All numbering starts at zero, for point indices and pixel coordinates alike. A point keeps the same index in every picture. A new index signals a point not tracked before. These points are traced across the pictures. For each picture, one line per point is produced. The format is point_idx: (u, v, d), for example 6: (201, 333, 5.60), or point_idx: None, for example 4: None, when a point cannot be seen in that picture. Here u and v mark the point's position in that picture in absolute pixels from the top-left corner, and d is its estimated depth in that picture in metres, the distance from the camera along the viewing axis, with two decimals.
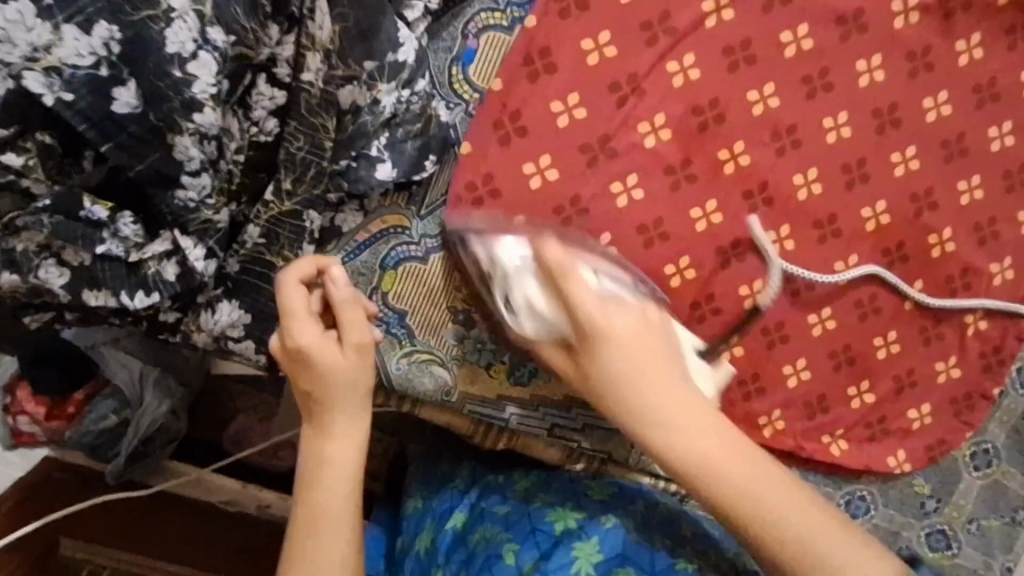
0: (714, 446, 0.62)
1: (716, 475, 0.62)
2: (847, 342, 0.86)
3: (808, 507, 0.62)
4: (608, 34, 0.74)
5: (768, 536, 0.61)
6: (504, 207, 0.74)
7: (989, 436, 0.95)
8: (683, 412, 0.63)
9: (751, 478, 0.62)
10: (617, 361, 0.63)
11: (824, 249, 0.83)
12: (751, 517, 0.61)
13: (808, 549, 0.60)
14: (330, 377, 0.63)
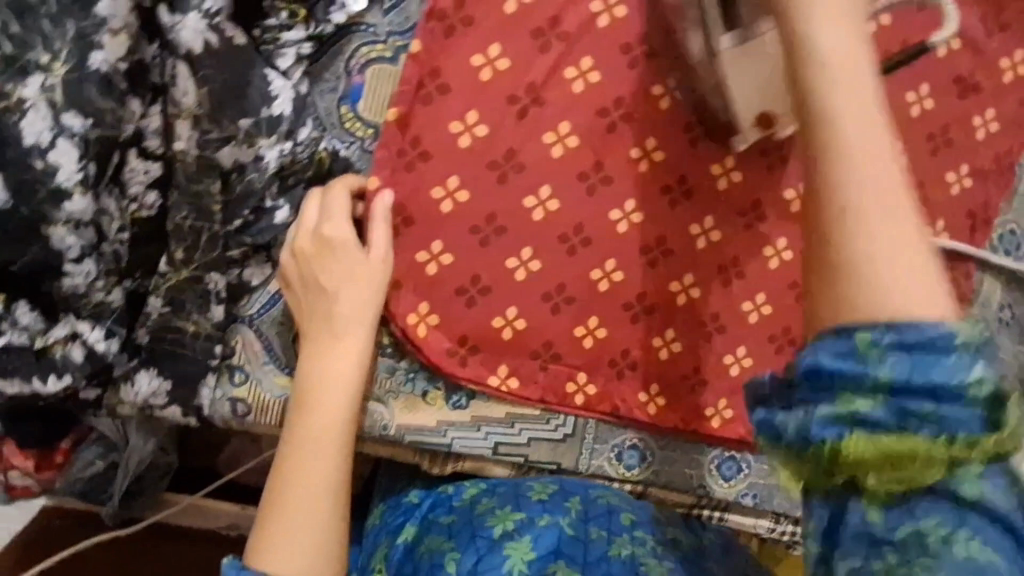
0: (862, 151, 0.41)
1: (838, 127, 0.41)
2: (786, 325, 0.85)
3: (919, 272, 0.40)
4: (498, 47, 0.70)
5: (829, 213, 0.41)
6: (416, 236, 0.73)
7: None
8: (837, 60, 0.41)
9: (860, 184, 0.41)
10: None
11: (753, 235, 0.81)
12: (829, 154, 0.41)
13: (863, 218, 0.40)
14: (356, 279, 0.64)
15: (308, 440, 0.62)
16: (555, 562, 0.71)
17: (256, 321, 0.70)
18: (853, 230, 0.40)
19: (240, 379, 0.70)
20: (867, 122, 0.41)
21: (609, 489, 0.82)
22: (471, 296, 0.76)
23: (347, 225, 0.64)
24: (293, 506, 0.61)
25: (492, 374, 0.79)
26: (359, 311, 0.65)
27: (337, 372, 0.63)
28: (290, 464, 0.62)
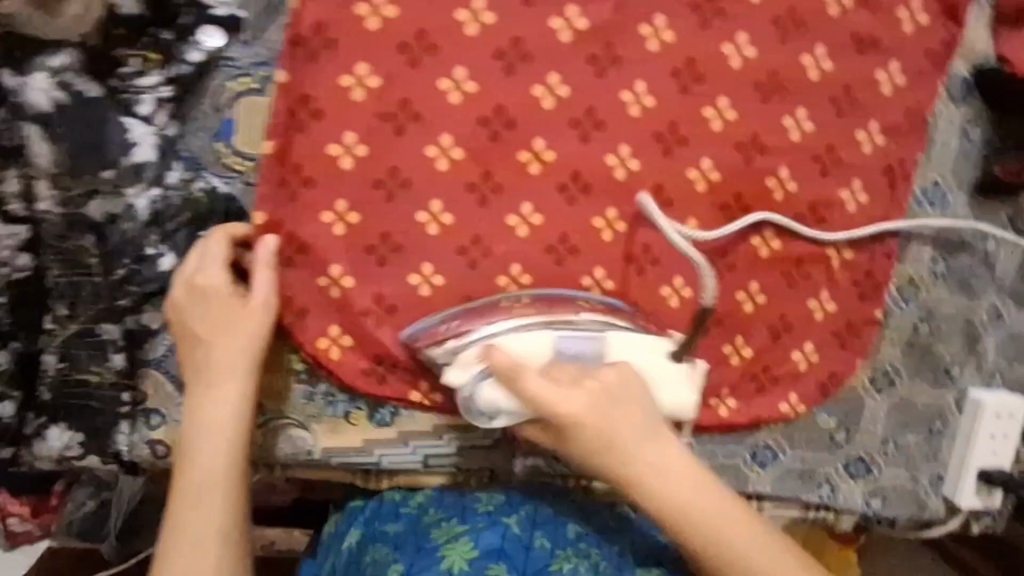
0: (737, 554, 0.65)
1: (662, 497, 0.65)
2: (711, 304, 0.86)
3: (791, 566, 0.65)
4: (367, 66, 0.70)
5: (710, 551, 0.65)
6: (313, 264, 0.73)
7: (886, 357, 0.94)
8: (668, 476, 0.65)
9: (714, 531, 0.65)
10: (588, 415, 0.66)
11: (660, 221, 0.81)
12: (713, 557, 0.65)
13: (737, 560, 0.65)
14: (232, 325, 0.67)
15: (197, 481, 0.65)
16: (497, 564, 0.70)
17: (163, 364, 0.70)
18: (719, 557, 0.65)
19: (157, 421, 0.70)
20: (681, 466, 0.66)
21: (556, 495, 0.83)
22: (378, 315, 0.77)
23: (220, 274, 0.68)
24: (188, 546, 0.63)
25: (413, 389, 0.79)
26: (239, 356, 0.67)
27: (225, 410, 0.66)
28: (182, 509, 0.64)
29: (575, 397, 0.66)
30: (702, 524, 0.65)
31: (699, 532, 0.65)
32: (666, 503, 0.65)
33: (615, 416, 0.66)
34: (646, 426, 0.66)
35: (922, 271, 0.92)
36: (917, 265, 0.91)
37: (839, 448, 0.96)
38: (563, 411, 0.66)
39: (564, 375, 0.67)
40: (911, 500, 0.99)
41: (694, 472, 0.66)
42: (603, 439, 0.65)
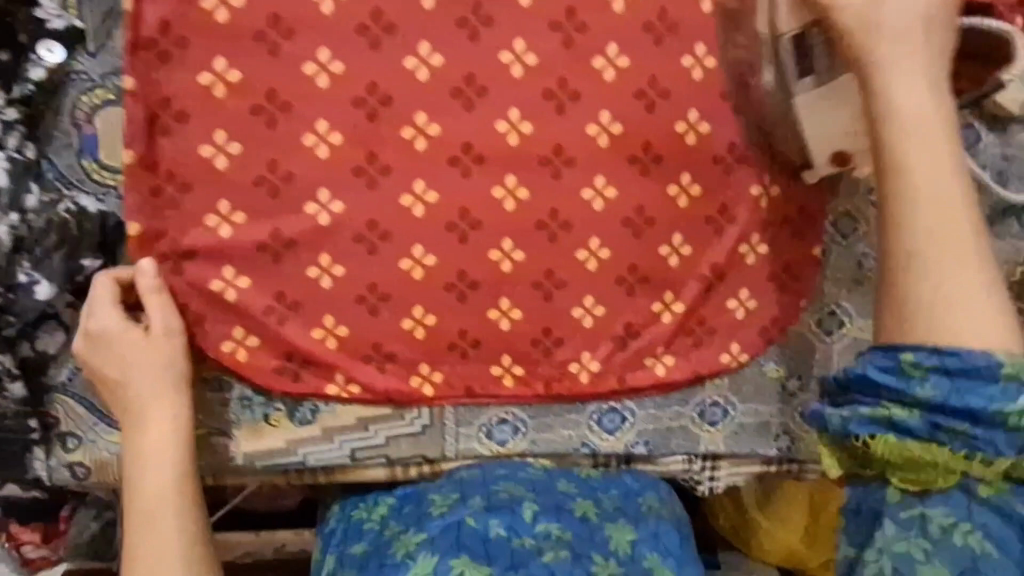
0: (940, 243, 0.57)
1: (903, 193, 0.58)
2: (632, 263, 0.82)
3: (959, 272, 0.57)
4: (224, 60, 0.68)
5: (920, 242, 0.57)
6: (206, 268, 0.73)
7: (831, 298, 0.89)
8: (895, 32, 0.59)
9: (937, 237, 0.57)
10: (897, 92, 0.59)
11: (563, 182, 0.78)
12: (897, 207, 0.58)
13: (916, 254, 0.57)
14: (137, 359, 0.69)
15: (148, 506, 0.68)
16: (458, 557, 0.73)
17: (70, 386, 0.73)
18: (914, 243, 0.58)
19: (73, 445, 0.73)
20: (942, 170, 0.58)
21: (510, 469, 0.83)
22: (282, 313, 0.75)
23: (113, 317, 0.69)
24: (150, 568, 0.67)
25: (330, 382, 0.78)
26: (153, 386, 0.70)
27: (155, 436, 0.69)
28: (138, 530, 0.68)
29: (895, 13, 0.59)
30: (911, 186, 0.58)
31: (893, 190, 0.59)
32: (915, 189, 0.58)
33: (904, 11, 0.59)
34: (931, 95, 0.59)
35: (859, 203, 0.86)
36: (853, 196, 0.86)
37: (793, 396, 0.92)
38: (873, 15, 0.60)
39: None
40: None
41: (941, 111, 0.59)
42: (908, 27, 0.59)
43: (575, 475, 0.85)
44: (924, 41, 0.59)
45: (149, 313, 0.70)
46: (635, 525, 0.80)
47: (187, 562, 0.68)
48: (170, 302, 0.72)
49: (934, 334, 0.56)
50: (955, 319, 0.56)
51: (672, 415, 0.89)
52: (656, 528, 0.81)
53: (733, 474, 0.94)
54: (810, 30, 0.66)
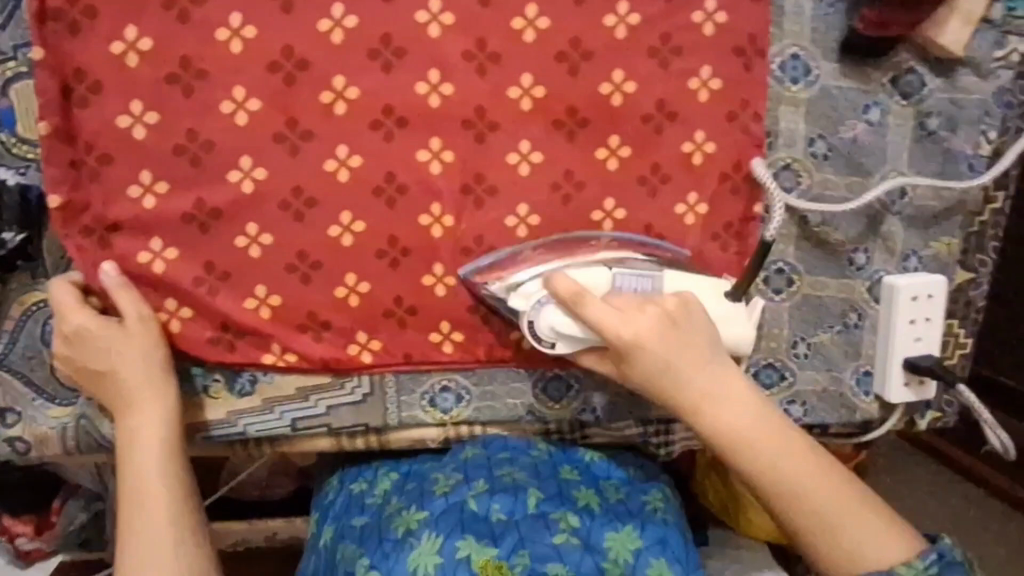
0: (790, 458, 0.70)
1: (748, 447, 0.70)
2: (568, 228, 0.81)
3: (813, 478, 0.70)
4: (135, 29, 0.69)
5: (775, 493, 0.70)
6: (129, 240, 0.73)
7: (778, 254, 0.88)
8: (676, 352, 0.71)
9: (785, 465, 0.70)
10: (698, 380, 0.71)
11: (490, 145, 0.77)
12: (765, 478, 0.71)
13: (828, 522, 0.70)
14: (116, 352, 0.72)
15: (142, 509, 0.71)
16: (464, 538, 0.75)
17: (7, 362, 0.74)
18: (799, 511, 0.70)
19: (13, 420, 0.75)
20: (761, 424, 0.71)
21: (513, 447, 0.85)
22: (212, 284, 0.76)
23: (84, 315, 0.72)
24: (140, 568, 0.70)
25: (266, 352, 0.79)
26: (138, 375, 0.72)
27: (150, 425, 0.73)
28: (134, 514, 0.71)
29: (643, 322, 0.71)
30: (761, 455, 0.70)
31: (794, 513, 0.70)
32: (744, 437, 0.70)
33: (670, 340, 0.71)
34: (756, 417, 0.71)
35: (800, 155, 0.84)
36: (792, 149, 0.84)
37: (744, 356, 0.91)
38: (628, 334, 0.71)
39: (628, 303, 0.73)
40: (838, 404, 0.93)
41: (732, 387, 0.71)
42: (663, 337, 0.71)
43: (580, 461, 0.87)
44: (665, 331, 0.71)
45: (121, 307, 0.73)
46: (641, 527, 0.80)
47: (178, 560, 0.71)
48: (142, 301, 0.74)
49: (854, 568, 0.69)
50: (857, 537, 0.69)
51: (620, 380, 0.88)
52: (663, 532, 0.80)
53: (688, 438, 0.92)
54: (627, 370, 0.73)
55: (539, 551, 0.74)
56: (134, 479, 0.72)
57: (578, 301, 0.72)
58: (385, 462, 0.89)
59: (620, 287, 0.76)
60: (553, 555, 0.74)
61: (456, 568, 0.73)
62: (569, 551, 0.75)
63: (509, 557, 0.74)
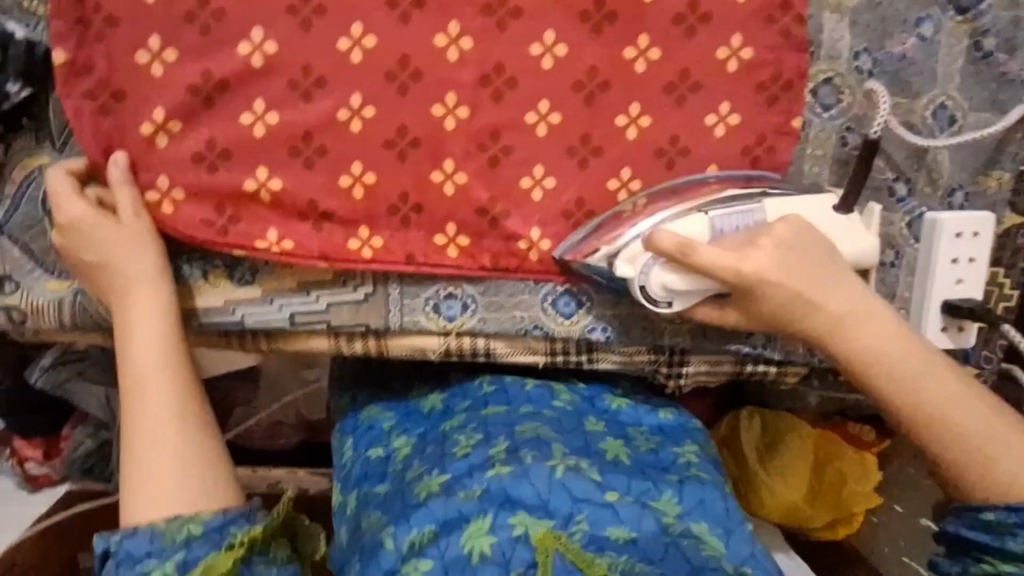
0: (941, 407, 0.69)
1: (899, 389, 0.70)
2: (585, 132, 0.78)
3: (954, 405, 0.69)
4: None
5: (941, 421, 0.69)
6: (131, 107, 0.72)
7: (811, 178, 0.82)
8: (801, 299, 0.70)
9: (933, 392, 0.69)
10: (864, 338, 0.70)
11: (511, 36, 0.75)
12: (935, 428, 0.69)
13: (952, 428, 0.69)
14: (108, 238, 0.71)
15: (146, 421, 0.70)
16: (515, 514, 0.70)
17: (7, 229, 0.73)
18: (962, 455, 0.69)
19: (11, 288, 0.74)
20: (910, 351, 0.70)
21: (535, 402, 0.86)
22: (213, 162, 0.74)
23: (78, 201, 0.71)
24: (148, 474, 0.69)
25: (262, 238, 0.76)
26: (133, 261, 0.72)
27: (142, 319, 0.72)
28: (134, 403, 0.71)
29: (763, 254, 0.70)
30: (910, 382, 0.69)
31: (943, 435, 0.69)
32: (899, 377, 0.69)
33: (795, 269, 0.70)
34: (881, 328, 0.70)
35: (843, 68, 0.79)
36: (834, 61, 0.79)
37: None
38: (748, 269, 0.69)
39: (736, 243, 0.72)
40: None
41: (868, 306, 0.70)
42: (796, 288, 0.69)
43: (605, 411, 0.88)
44: (778, 254, 0.70)
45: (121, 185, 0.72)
46: (679, 491, 0.77)
47: (182, 469, 0.69)
48: (137, 197, 0.73)
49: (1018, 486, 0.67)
50: (1012, 459, 0.68)
51: (631, 303, 0.83)
52: (701, 494, 0.78)
53: (701, 372, 0.88)
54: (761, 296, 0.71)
55: (595, 515, 0.71)
56: (134, 371, 0.71)
57: (688, 245, 0.70)
58: (396, 426, 0.89)
59: (721, 227, 0.74)
60: (608, 517, 0.71)
61: (514, 547, 0.67)
62: (623, 509, 0.72)
63: (566, 525, 0.70)
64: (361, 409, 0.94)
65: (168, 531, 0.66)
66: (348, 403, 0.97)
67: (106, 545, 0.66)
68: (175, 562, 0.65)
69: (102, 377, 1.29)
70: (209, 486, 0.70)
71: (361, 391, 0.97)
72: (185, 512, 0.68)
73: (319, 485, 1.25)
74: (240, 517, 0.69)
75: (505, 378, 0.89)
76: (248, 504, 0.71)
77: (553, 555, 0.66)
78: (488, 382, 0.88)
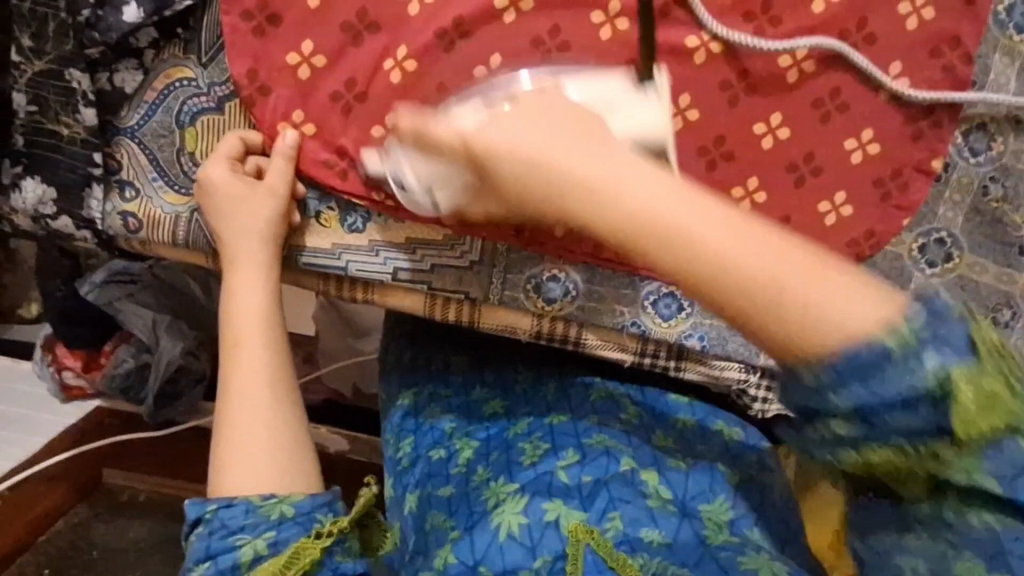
0: (736, 263, 0.40)
1: (706, 267, 0.40)
2: (720, 134, 0.76)
3: (722, 235, 0.40)
4: None
5: (735, 299, 0.40)
6: (282, 33, 0.72)
7: (941, 221, 0.79)
8: (553, 129, 0.45)
9: (709, 237, 0.40)
10: (584, 177, 0.43)
11: (670, 24, 0.74)
12: (760, 318, 0.40)
13: (750, 276, 0.40)
14: (228, 196, 0.70)
15: (237, 390, 0.68)
16: (552, 501, 0.68)
17: (138, 133, 0.73)
18: (802, 335, 0.40)
19: (131, 195, 0.74)
20: (736, 223, 0.41)
21: (601, 413, 0.82)
22: (347, 103, 0.73)
23: (216, 159, 0.71)
24: (234, 444, 0.66)
25: (376, 190, 0.74)
26: (252, 224, 0.71)
27: (250, 285, 0.71)
28: (230, 368, 0.69)
29: (498, 126, 0.46)
30: (769, 287, 0.40)
31: (748, 300, 0.40)
32: (676, 245, 0.41)
33: (518, 119, 0.46)
34: (588, 146, 0.44)
35: (1001, 115, 0.77)
36: (993, 106, 0.76)
37: None
38: (468, 144, 0.47)
39: (481, 112, 0.49)
40: None
41: (592, 163, 0.43)
42: (526, 160, 0.44)
43: (672, 427, 0.82)
44: (537, 120, 0.46)
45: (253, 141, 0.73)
46: (733, 496, 0.72)
47: (269, 448, 0.66)
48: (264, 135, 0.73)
49: (841, 341, 0.39)
50: (846, 302, 0.39)
51: None
52: (757, 504, 0.73)
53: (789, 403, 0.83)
54: (505, 155, 0.45)
55: (632, 515, 0.66)
56: (234, 334, 0.70)
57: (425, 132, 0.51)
58: (458, 429, 0.84)
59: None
60: (646, 520, 0.66)
61: (544, 531, 0.65)
62: (663, 517, 0.67)
63: (600, 521, 0.65)
64: (421, 408, 0.89)
65: (263, 508, 0.62)
66: (410, 400, 0.90)
67: (199, 513, 0.62)
68: (266, 540, 0.60)
69: (153, 303, 1.28)
70: (290, 468, 0.66)
71: (422, 386, 0.91)
72: (278, 492, 0.64)
73: (339, 445, 1.32)
74: (325, 503, 0.64)
75: (571, 388, 0.86)
76: (330, 492, 0.67)
77: (585, 550, 0.60)
78: (553, 387, 0.86)
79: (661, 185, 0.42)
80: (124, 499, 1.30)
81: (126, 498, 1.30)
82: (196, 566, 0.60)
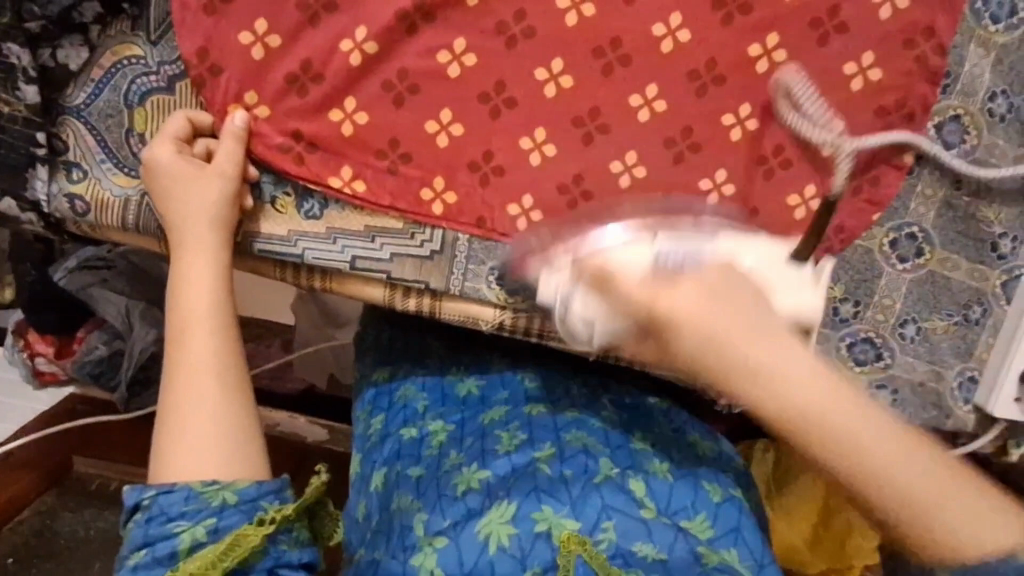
0: (902, 483, 0.42)
1: (874, 486, 0.42)
2: (688, 125, 0.74)
3: (929, 481, 0.42)
4: None
5: (891, 510, 0.42)
6: (235, 12, 0.70)
7: (913, 217, 0.77)
8: (758, 330, 0.44)
9: (887, 465, 0.41)
10: (762, 362, 0.43)
11: (637, 10, 0.72)
12: (920, 534, 0.42)
13: (914, 504, 0.42)
14: (175, 177, 0.68)
15: (184, 374, 0.66)
16: (540, 509, 0.65)
17: (85, 113, 0.71)
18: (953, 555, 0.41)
19: (78, 176, 0.71)
20: (914, 446, 0.42)
21: (581, 408, 0.80)
22: (303, 85, 0.71)
23: (163, 137, 0.69)
24: (181, 426, 0.64)
25: (334, 176, 0.73)
26: (201, 205, 0.68)
27: (199, 268, 0.69)
28: (175, 352, 0.67)
29: (681, 290, 0.46)
30: (936, 524, 0.41)
31: (888, 513, 0.42)
32: (845, 449, 0.42)
33: (713, 297, 0.46)
34: (771, 343, 0.44)
35: (975, 108, 0.75)
36: (967, 99, 0.75)
37: (843, 321, 0.79)
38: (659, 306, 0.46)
39: (659, 273, 0.49)
40: (930, 404, 0.81)
41: (797, 372, 0.43)
42: (706, 340, 0.44)
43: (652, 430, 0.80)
44: (717, 284, 0.47)
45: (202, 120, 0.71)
46: (715, 514, 0.70)
47: (215, 433, 0.64)
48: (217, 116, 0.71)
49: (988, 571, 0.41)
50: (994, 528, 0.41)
51: None
52: (737, 523, 0.70)
53: None
54: (682, 325, 0.45)
55: (626, 526, 0.64)
56: (180, 320, 0.68)
57: (608, 282, 0.52)
58: (430, 407, 0.83)
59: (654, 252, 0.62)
60: (640, 532, 0.64)
61: (533, 543, 0.62)
62: (657, 529, 0.65)
63: (593, 532, 0.63)
64: (396, 386, 0.88)
65: (204, 494, 0.60)
66: (385, 378, 0.90)
67: (137, 499, 0.61)
68: (206, 527, 0.59)
69: (125, 289, 1.25)
70: (236, 453, 0.64)
71: (398, 366, 0.90)
72: (219, 477, 0.63)
73: (317, 436, 1.30)
74: (272, 491, 0.64)
75: (549, 378, 0.85)
76: (278, 479, 0.66)
77: (576, 561, 0.59)
78: (530, 376, 0.85)
79: (850, 411, 0.42)
80: (95, 488, 1.27)
81: (96, 487, 1.27)
82: (133, 554, 0.59)
